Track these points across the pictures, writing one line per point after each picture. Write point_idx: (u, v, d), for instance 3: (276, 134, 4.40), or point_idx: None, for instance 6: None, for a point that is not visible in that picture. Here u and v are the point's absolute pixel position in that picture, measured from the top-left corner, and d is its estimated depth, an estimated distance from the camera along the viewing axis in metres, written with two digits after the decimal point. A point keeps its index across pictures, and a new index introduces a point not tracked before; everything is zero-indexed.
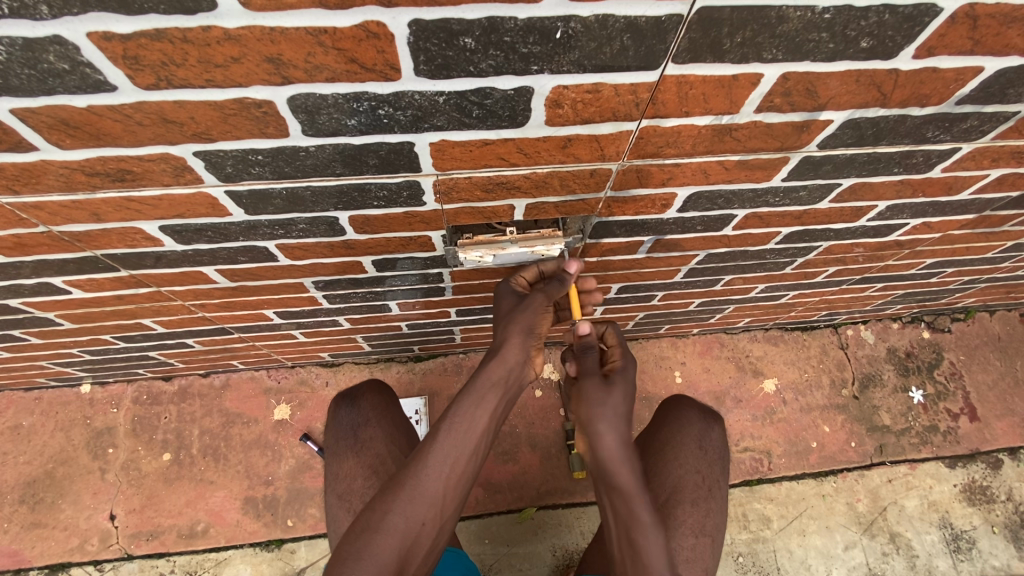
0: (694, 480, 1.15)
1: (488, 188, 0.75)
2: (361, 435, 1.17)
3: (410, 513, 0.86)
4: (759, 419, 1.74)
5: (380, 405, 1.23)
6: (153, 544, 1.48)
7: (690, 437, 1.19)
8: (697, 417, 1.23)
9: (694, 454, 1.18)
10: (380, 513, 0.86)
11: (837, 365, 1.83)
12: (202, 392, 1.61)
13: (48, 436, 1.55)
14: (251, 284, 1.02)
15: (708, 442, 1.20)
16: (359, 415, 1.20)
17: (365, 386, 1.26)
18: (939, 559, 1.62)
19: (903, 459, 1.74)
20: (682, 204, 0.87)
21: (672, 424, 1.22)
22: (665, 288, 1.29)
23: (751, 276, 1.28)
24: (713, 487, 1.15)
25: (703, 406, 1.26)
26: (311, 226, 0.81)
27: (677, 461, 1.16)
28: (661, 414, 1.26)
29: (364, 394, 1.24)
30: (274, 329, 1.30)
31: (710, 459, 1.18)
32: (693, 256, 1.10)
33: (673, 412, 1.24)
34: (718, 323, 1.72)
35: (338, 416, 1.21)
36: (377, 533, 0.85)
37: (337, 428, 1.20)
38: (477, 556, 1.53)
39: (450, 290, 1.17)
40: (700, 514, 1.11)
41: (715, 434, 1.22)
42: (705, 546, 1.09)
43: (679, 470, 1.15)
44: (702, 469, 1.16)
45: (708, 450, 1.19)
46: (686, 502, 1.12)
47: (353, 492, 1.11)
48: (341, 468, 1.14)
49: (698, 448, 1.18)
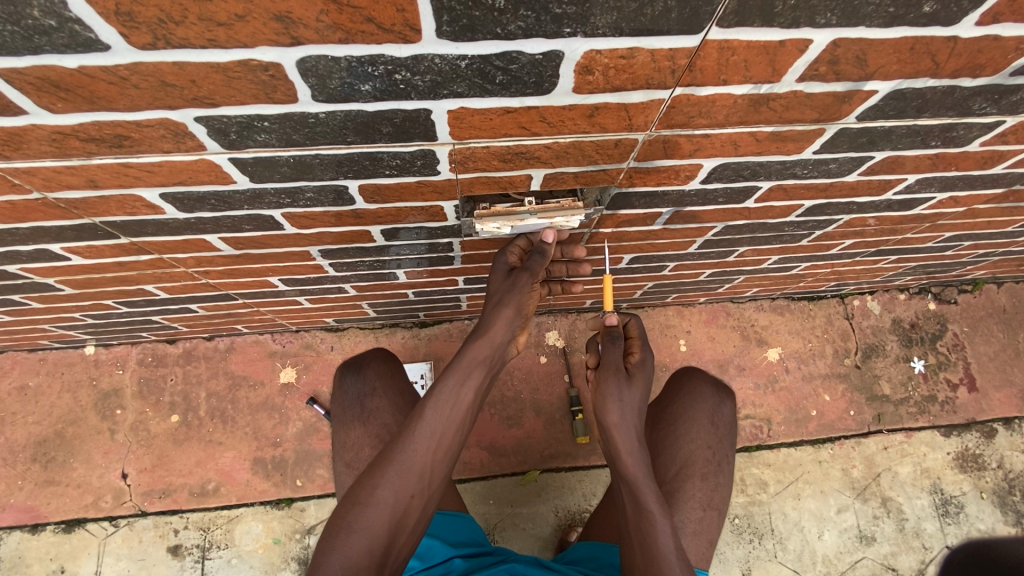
0: (704, 455, 1.15)
1: (506, 158, 0.71)
2: (368, 405, 1.18)
3: (398, 487, 0.87)
4: (761, 387, 1.76)
5: (387, 374, 1.23)
6: (166, 501, 1.50)
7: (702, 412, 1.19)
8: (710, 392, 1.22)
9: (706, 430, 1.17)
10: (368, 487, 0.87)
11: (841, 335, 1.84)
12: (208, 354, 1.61)
13: (56, 397, 1.56)
14: (255, 252, 0.99)
15: (720, 417, 1.20)
16: (365, 385, 1.20)
17: (372, 354, 1.25)
18: (927, 522, 1.67)
19: (900, 427, 1.77)
20: (707, 175, 0.83)
21: (685, 398, 1.21)
22: (677, 259, 1.26)
23: (765, 249, 1.26)
24: (721, 461, 1.16)
25: (714, 379, 1.26)
26: (319, 195, 0.78)
27: (687, 436, 1.16)
28: (673, 386, 1.25)
29: (370, 363, 1.23)
30: (279, 295, 1.28)
31: (720, 434, 1.18)
32: (710, 228, 1.06)
33: (686, 386, 1.24)
34: (726, 293, 1.71)
35: (344, 386, 1.21)
36: (365, 506, 0.85)
37: (344, 395, 1.20)
38: (481, 516, 1.57)
39: (459, 259, 1.14)
40: (708, 489, 1.12)
41: (726, 409, 1.22)
42: (712, 518, 1.11)
43: (690, 445, 1.15)
44: (712, 444, 1.17)
45: (719, 425, 1.18)
46: (696, 476, 1.13)
47: (360, 461, 1.13)
48: (348, 437, 1.15)
49: (709, 423, 1.18)
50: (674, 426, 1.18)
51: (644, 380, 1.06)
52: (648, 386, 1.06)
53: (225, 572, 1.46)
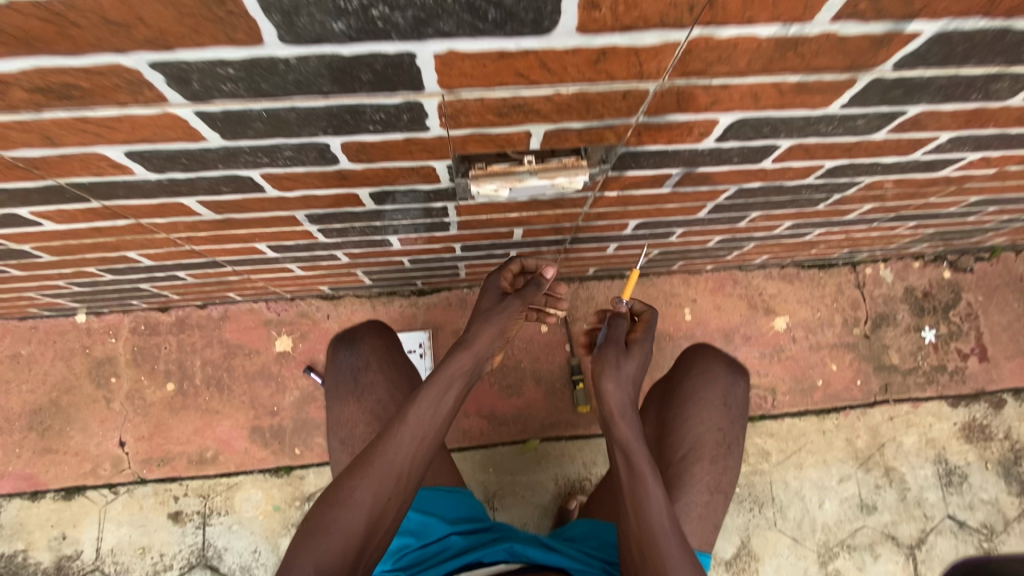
0: (715, 437, 1.10)
1: (502, 112, 0.64)
2: (362, 380, 1.14)
3: (376, 489, 0.85)
4: (766, 356, 1.72)
5: (382, 347, 1.19)
6: (165, 469, 1.50)
7: (715, 392, 1.14)
8: (723, 372, 1.17)
9: (718, 411, 1.12)
10: (346, 488, 0.85)
11: (851, 303, 1.79)
12: (201, 323, 1.57)
13: (50, 365, 1.54)
14: (238, 217, 0.93)
15: (733, 398, 1.15)
16: (359, 358, 1.16)
17: (367, 328, 1.21)
18: (929, 492, 1.67)
19: (907, 397, 1.74)
20: (723, 132, 0.76)
21: (697, 377, 1.16)
22: (686, 225, 1.20)
23: (778, 214, 1.19)
24: (732, 444, 1.11)
25: (730, 358, 1.20)
26: (299, 154, 0.71)
27: (698, 418, 1.11)
28: (684, 364, 1.20)
29: (364, 336, 1.19)
30: (270, 262, 1.23)
31: (732, 417, 1.13)
32: (722, 191, 0.99)
33: (698, 365, 1.18)
34: (735, 260, 1.64)
35: (337, 359, 1.17)
36: (342, 507, 0.83)
37: (337, 368, 1.17)
38: (481, 483, 1.57)
39: (455, 225, 1.07)
40: (716, 472, 1.08)
41: (739, 390, 1.17)
42: (720, 502, 1.07)
43: (701, 427, 1.10)
44: (724, 426, 1.12)
45: (732, 406, 1.13)
46: (704, 459, 1.08)
47: (353, 438, 1.10)
48: (342, 413, 1.12)
49: (722, 404, 1.13)
50: (685, 406, 1.13)
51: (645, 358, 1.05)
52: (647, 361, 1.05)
53: (226, 538, 1.46)
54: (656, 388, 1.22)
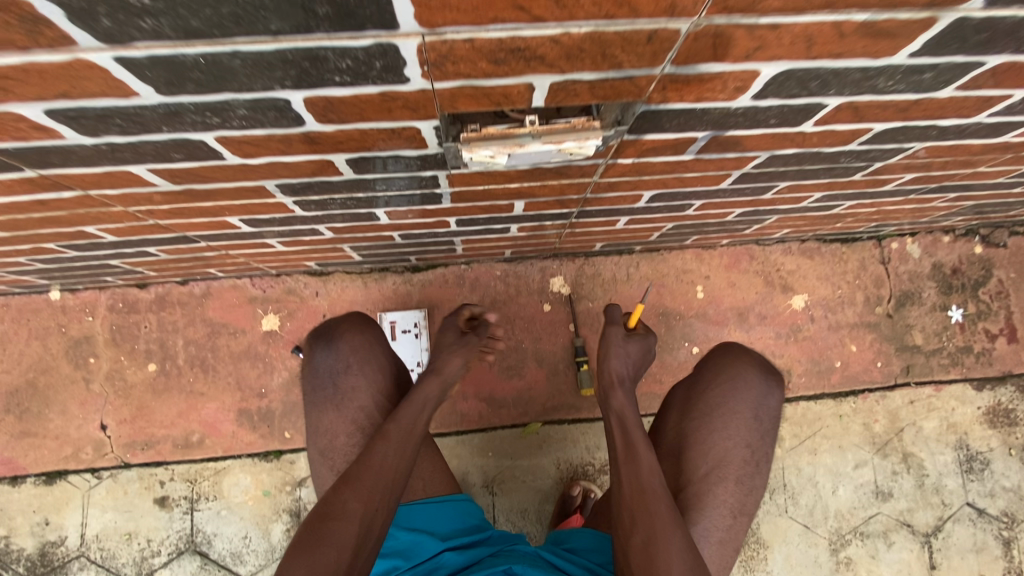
0: (742, 455, 1.00)
1: (498, 58, 0.52)
2: (342, 385, 1.05)
3: (367, 500, 0.83)
4: (783, 337, 1.62)
5: (363, 347, 1.09)
6: (149, 453, 1.43)
7: (745, 404, 1.03)
8: (756, 380, 1.06)
9: (748, 425, 1.02)
10: (335, 502, 0.83)
11: (875, 281, 1.68)
12: (182, 300, 1.48)
13: (24, 345, 1.45)
14: (200, 188, 0.81)
15: (764, 410, 1.04)
16: (338, 360, 1.06)
17: (347, 324, 1.11)
18: (948, 478, 1.60)
19: (929, 379, 1.65)
20: (762, 87, 0.64)
21: (725, 387, 1.05)
22: (705, 197, 1.08)
23: (810, 184, 1.06)
24: (761, 462, 1.01)
25: (764, 363, 1.09)
26: (255, 113, 0.59)
27: (724, 432, 1.01)
28: (712, 369, 1.09)
29: (344, 334, 1.09)
30: (246, 237, 1.12)
31: (763, 431, 1.02)
32: (752, 158, 0.87)
33: (728, 371, 1.07)
34: (753, 234, 1.53)
35: (315, 361, 1.08)
36: (334, 521, 0.80)
37: (315, 370, 1.07)
38: (480, 468, 1.50)
39: (448, 197, 0.96)
40: (740, 494, 0.98)
41: (772, 400, 1.05)
42: (742, 525, 0.99)
43: (727, 443, 1.00)
44: (753, 441, 1.01)
45: (763, 419, 1.03)
46: (729, 480, 0.98)
47: (333, 449, 1.02)
48: (321, 420, 1.04)
49: (752, 417, 1.03)
50: (710, 418, 1.02)
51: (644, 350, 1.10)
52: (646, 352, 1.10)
53: (215, 524, 1.41)
54: (678, 391, 1.12)
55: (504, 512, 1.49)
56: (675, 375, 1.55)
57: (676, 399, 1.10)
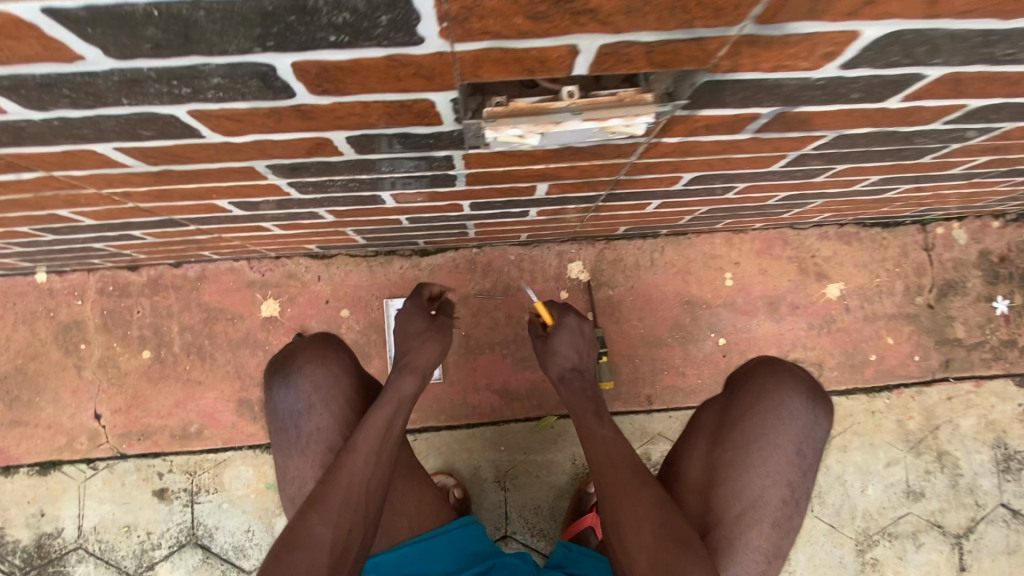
0: (781, 495, 0.92)
1: (538, 13, 0.41)
2: (305, 426, 0.97)
3: (335, 521, 0.81)
4: (815, 328, 1.52)
5: (326, 380, 0.99)
6: (146, 444, 1.37)
7: (788, 438, 0.93)
8: (803, 410, 0.95)
9: (790, 460, 0.93)
10: (301, 529, 0.80)
11: (916, 269, 1.56)
12: (176, 284, 1.39)
13: (11, 329, 1.37)
14: (180, 168, 0.70)
15: (809, 444, 0.94)
16: (299, 400, 0.98)
17: (306, 357, 1.00)
18: (984, 478, 1.52)
19: (969, 375, 1.55)
20: (857, 54, 0.52)
21: (768, 417, 0.94)
22: (751, 180, 0.96)
23: (871, 166, 0.94)
24: (800, 501, 0.93)
25: (813, 389, 0.97)
26: (233, 82, 0.48)
27: (763, 470, 0.92)
28: (753, 393, 0.97)
29: (302, 368, 0.99)
30: (240, 220, 1.02)
31: (805, 468, 0.93)
32: (817, 137, 0.75)
33: (773, 398, 0.95)
34: (790, 218, 1.40)
35: (275, 400, 0.99)
36: (300, 550, 0.77)
37: (276, 412, 0.99)
38: (491, 462, 1.43)
39: (463, 179, 0.84)
40: (776, 536, 0.91)
41: (818, 432, 0.95)
42: (774, 568, 0.92)
43: (766, 483, 0.91)
44: (793, 480, 0.93)
45: (807, 455, 0.93)
46: (764, 522, 0.91)
47: (305, 496, 0.97)
48: (288, 467, 0.97)
49: (795, 451, 0.93)
50: (748, 453, 0.93)
51: (574, 335, 1.03)
52: (578, 337, 1.04)
53: (216, 517, 1.36)
54: (711, 412, 1.01)
55: (516, 509, 1.42)
56: (699, 368, 1.46)
57: (708, 424, 1.00)
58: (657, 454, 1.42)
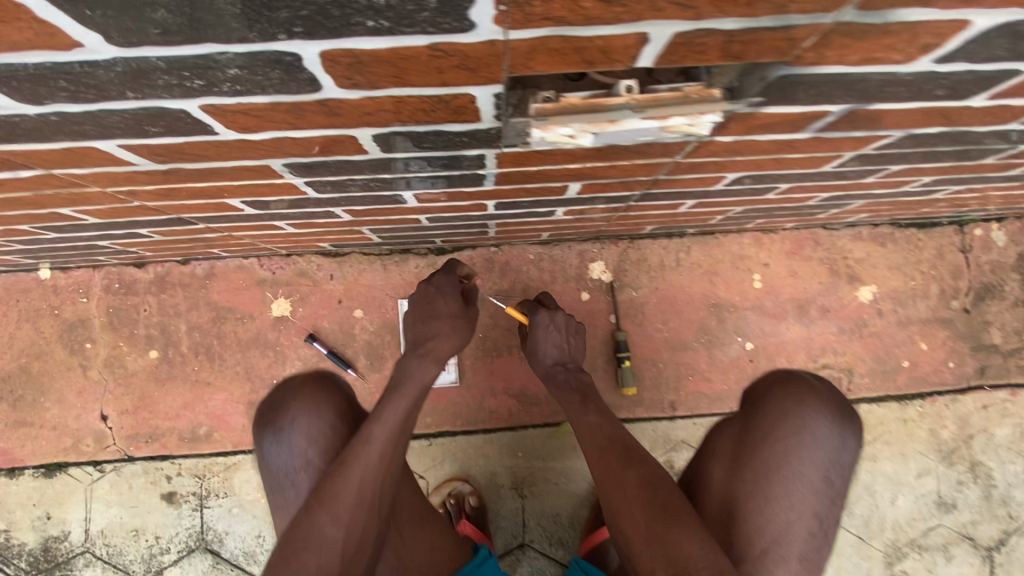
0: (808, 528, 0.84)
1: None
2: (302, 484, 0.88)
3: (346, 522, 0.77)
4: (846, 333, 1.46)
5: (323, 433, 0.89)
6: (154, 446, 1.33)
7: (812, 465, 0.85)
8: (828, 433, 0.86)
9: (815, 488, 0.85)
10: (310, 527, 0.75)
11: (952, 272, 1.50)
12: (183, 282, 1.34)
13: (14, 327, 1.33)
14: (191, 167, 0.65)
15: (836, 470, 0.86)
16: (295, 457, 0.88)
17: (299, 407, 0.91)
18: (1018, 490, 1.46)
19: (1005, 382, 1.49)
20: (959, 47, 0.45)
21: (789, 443, 0.86)
22: (797, 180, 0.89)
23: (927, 167, 0.87)
24: (829, 531, 0.86)
25: (839, 408, 0.89)
26: (253, 73, 0.43)
27: (787, 502, 0.84)
28: (773, 415, 0.88)
29: (296, 421, 0.89)
30: (252, 219, 0.97)
31: (833, 496, 0.86)
32: (883, 137, 0.69)
33: (794, 421, 0.87)
34: (825, 218, 1.34)
35: (268, 456, 0.90)
36: (309, 551, 0.74)
37: (270, 470, 0.90)
38: (508, 469, 1.38)
39: (491, 179, 0.79)
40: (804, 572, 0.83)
41: (847, 455, 0.87)
42: None
43: (790, 516, 0.83)
44: (820, 510, 0.85)
45: (835, 481, 0.85)
46: (791, 558, 0.83)
47: None
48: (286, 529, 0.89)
49: (820, 479, 0.85)
50: (769, 483, 0.85)
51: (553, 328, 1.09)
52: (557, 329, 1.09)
53: (226, 522, 1.32)
54: (727, 436, 0.92)
55: (534, 516, 1.38)
56: (725, 374, 1.40)
57: (724, 450, 0.91)
58: (681, 462, 1.37)
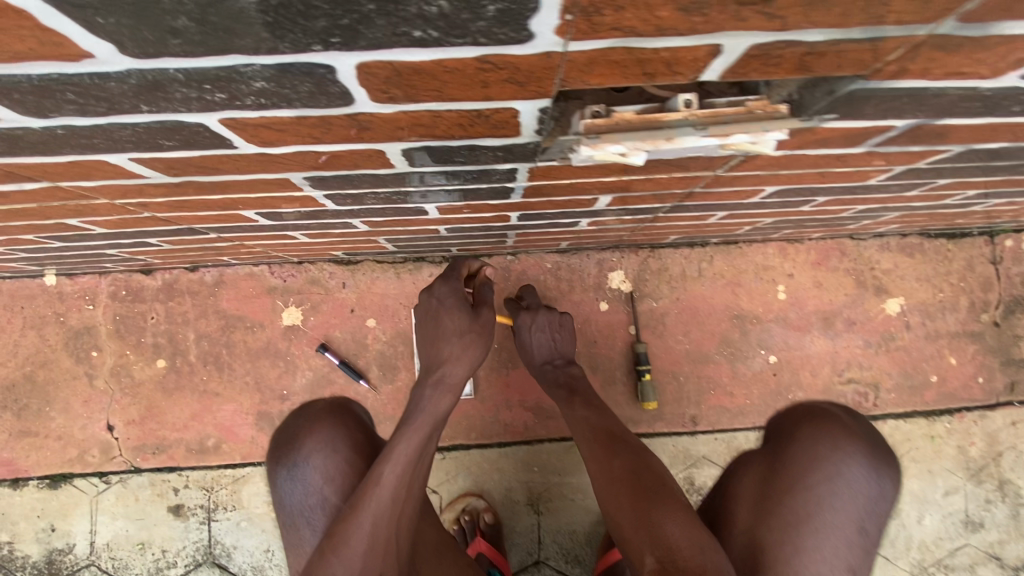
0: None
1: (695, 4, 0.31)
2: (317, 522, 0.83)
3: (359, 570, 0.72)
4: (872, 346, 1.41)
5: (338, 469, 0.85)
6: (161, 458, 1.29)
7: (846, 515, 0.80)
8: (862, 481, 0.81)
9: (850, 540, 0.79)
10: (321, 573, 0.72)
11: (982, 284, 1.45)
12: (192, 289, 1.30)
13: (19, 335, 1.30)
14: (206, 180, 0.61)
15: (870, 521, 0.81)
16: (309, 495, 0.84)
17: (312, 440, 0.87)
18: None
19: None
20: None
21: (823, 491, 0.80)
22: (837, 193, 0.85)
23: (976, 181, 0.83)
24: None
25: (873, 454, 0.84)
26: (280, 86, 0.39)
27: (821, 555, 0.78)
28: (804, 460, 0.83)
29: (310, 457, 0.85)
30: (266, 229, 0.93)
31: (867, 549, 0.80)
32: (940, 151, 0.64)
33: (829, 468, 0.81)
34: (853, 228, 1.29)
35: (281, 493, 0.86)
36: None
37: (283, 506, 0.86)
38: (523, 484, 1.34)
39: (519, 191, 0.75)
40: None
41: (881, 505, 0.82)
42: None
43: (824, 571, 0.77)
44: (854, 563, 0.79)
45: (869, 533, 0.80)
46: None
47: None
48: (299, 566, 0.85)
49: (856, 530, 0.80)
50: (802, 534, 0.79)
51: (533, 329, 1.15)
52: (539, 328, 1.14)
53: (234, 536, 1.29)
54: (753, 480, 0.87)
55: (549, 532, 1.34)
56: (747, 388, 1.36)
57: (750, 493, 0.86)
58: (701, 479, 1.33)
